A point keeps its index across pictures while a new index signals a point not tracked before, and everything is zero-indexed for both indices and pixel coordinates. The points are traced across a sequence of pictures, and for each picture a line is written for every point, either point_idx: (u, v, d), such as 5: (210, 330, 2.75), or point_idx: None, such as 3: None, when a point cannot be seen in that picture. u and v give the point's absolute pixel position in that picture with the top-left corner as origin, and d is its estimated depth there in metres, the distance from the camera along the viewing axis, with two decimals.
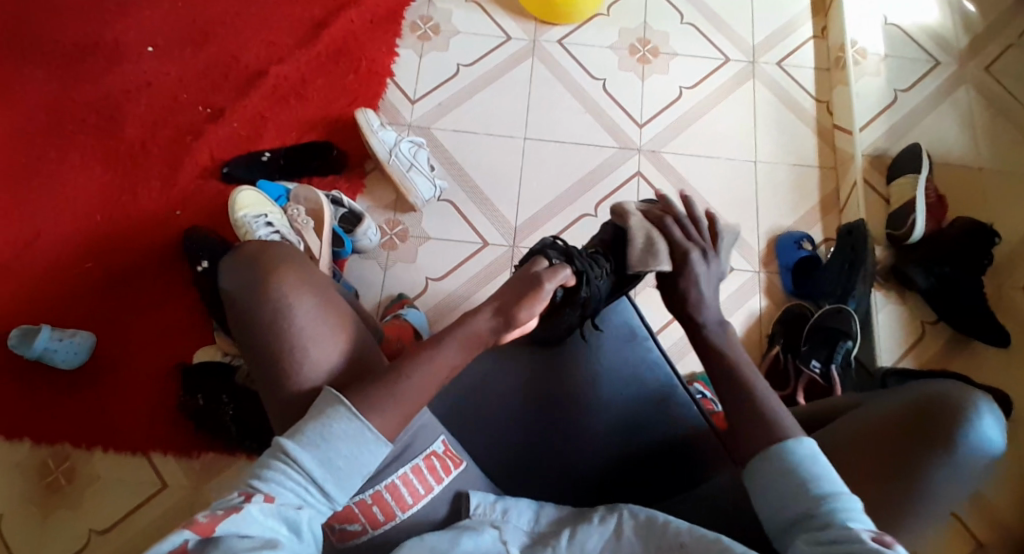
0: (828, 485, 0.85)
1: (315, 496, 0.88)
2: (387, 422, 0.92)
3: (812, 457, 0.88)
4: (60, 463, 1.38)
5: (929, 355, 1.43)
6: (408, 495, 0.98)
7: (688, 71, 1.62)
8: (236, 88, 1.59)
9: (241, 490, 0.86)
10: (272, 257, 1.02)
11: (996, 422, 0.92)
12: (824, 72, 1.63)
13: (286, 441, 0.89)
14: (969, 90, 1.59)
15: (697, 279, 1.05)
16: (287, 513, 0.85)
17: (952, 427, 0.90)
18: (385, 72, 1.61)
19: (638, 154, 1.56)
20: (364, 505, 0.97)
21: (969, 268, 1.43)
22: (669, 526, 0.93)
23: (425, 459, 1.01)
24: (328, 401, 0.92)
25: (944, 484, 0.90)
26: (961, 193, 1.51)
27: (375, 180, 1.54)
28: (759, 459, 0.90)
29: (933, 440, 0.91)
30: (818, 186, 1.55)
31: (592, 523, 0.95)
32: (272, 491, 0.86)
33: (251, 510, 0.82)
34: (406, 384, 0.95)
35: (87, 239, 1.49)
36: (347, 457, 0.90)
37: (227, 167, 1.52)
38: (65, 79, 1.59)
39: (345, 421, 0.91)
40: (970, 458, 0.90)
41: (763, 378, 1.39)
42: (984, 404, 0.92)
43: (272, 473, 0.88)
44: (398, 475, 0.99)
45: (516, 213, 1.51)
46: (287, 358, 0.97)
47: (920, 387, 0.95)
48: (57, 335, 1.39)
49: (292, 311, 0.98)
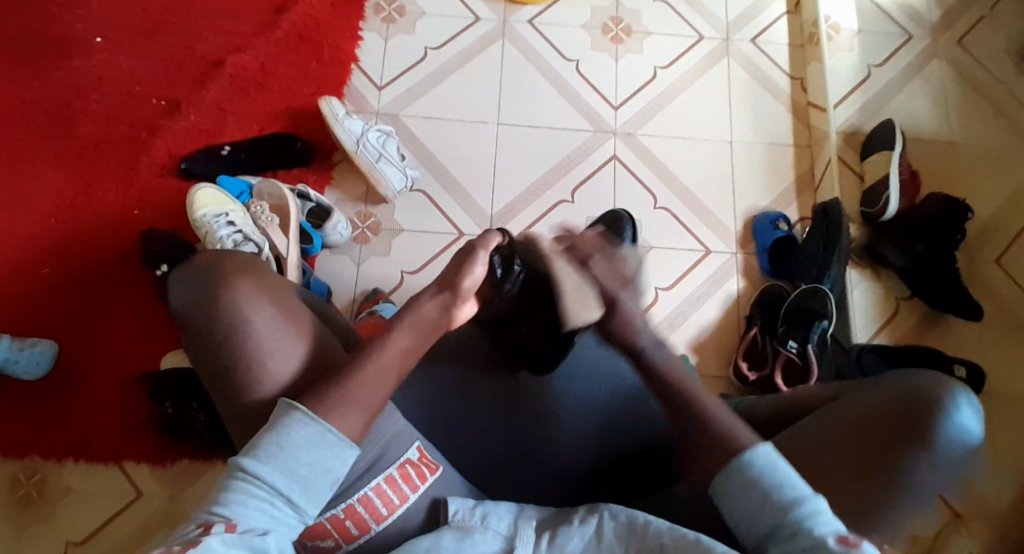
0: (791, 491, 0.85)
1: (284, 511, 0.86)
2: (351, 422, 0.91)
3: (772, 465, 0.87)
4: (31, 476, 1.33)
5: (904, 330, 1.45)
6: (381, 506, 0.96)
7: (660, 51, 1.59)
8: (193, 79, 1.52)
9: (202, 520, 0.84)
10: (227, 267, 0.99)
11: (972, 411, 0.93)
12: (798, 49, 1.61)
13: (243, 458, 0.87)
14: (941, 64, 1.58)
15: (629, 315, 1.02)
16: (252, 541, 0.82)
17: (933, 423, 0.91)
18: (350, 58, 1.55)
19: (613, 138, 1.53)
20: (336, 520, 0.95)
21: (943, 244, 1.44)
22: (649, 527, 0.90)
23: (398, 468, 0.99)
24: (283, 409, 0.90)
25: (924, 478, 0.91)
26: (934, 169, 1.52)
27: (344, 171, 1.49)
28: (720, 478, 0.89)
29: (916, 437, 0.91)
30: (794, 165, 1.54)
31: (571, 525, 0.92)
32: (235, 518, 0.84)
33: (211, 543, 0.80)
34: (371, 386, 0.93)
35: (45, 243, 1.42)
36: (310, 463, 0.88)
37: (186, 163, 1.46)
38: (10, 74, 1.50)
39: (302, 426, 0.89)
40: (950, 450, 0.91)
41: (741, 359, 1.39)
42: (960, 395, 0.92)
43: (233, 495, 0.85)
44: (371, 487, 0.97)
45: (491, 201, 1.48)
46: (247, 371, 0.94)
47: (901, 377, 0.96)
48: (18, 344, 1.34)
49: (248, 322, 0.95)
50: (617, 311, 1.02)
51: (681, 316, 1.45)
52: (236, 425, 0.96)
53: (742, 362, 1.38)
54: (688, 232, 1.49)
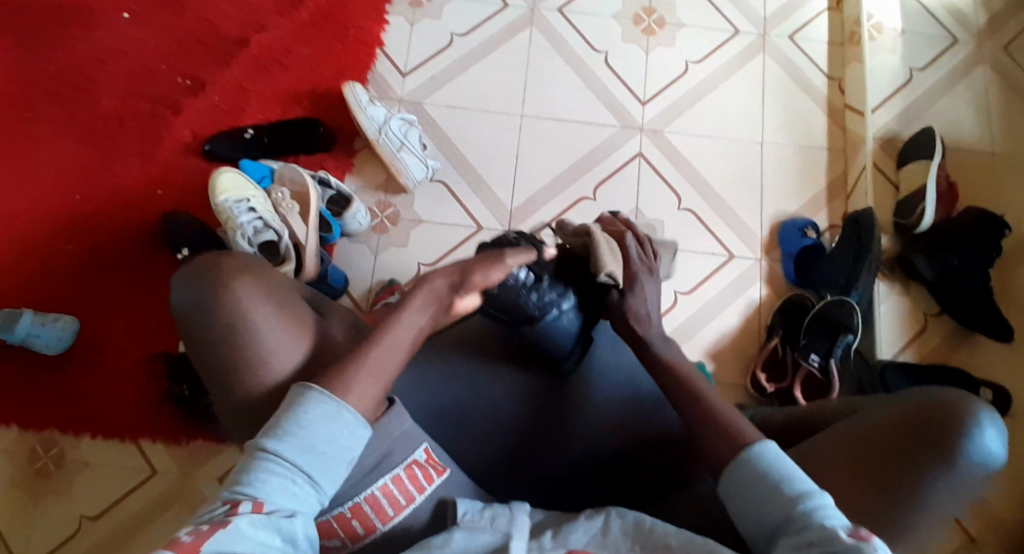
0: (798, 485, 0.83)
1: (305, 488, 0.86)
2: (361, 396, 0.91)
3: (779, 460, 0.86)
4: (49, 449, 1.36)
5: (930, 347, 1.40)
6: (388, 506, 0.94)
7: (693, 44, 1.54)
8: (216, 58, 1.51)
9: (227, 498, 0.85)
10: (225, 267, 0.98)
11: (998, 433, 0.87)
12: (838, 47, 1.55)
13: (263, 439, 0.88)
14: (987, 70, 1.51)
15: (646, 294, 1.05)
16: (279, 522, 0.83)
17: (953, 439, 0.86)
18: (374, 41, 1.53)
19: (640, 134, 1.49)
20: (341, 519, 0.93)
21: (976, 260, 1.39)
22: (656, 528, 0.89)
23: (406, 468, 0.96)
24: (299, 390, 0.91)
25: (940, 496, 0.85)
26: (972, 180, 1.45)
27: (364, 158, 1.48)
28: (728, 472, 0.87)
29: (928, 448, 0.86)
30: (827, 169, 1.49)
31: (578, 521, 0.91)
32: (261, 497, 0.84)
33: (239, 526, 0.81)
34: (385, 366, 0.94)
35: (67, 218, 1.44)
36: (329, 441, 0.89)
37: (209, 145, 1.45)
38: (38, 50, 1.51)
39: (318, 404, 0.89)
40: (968, 468, 0.85)
41: (759, 370, 1.36)
42: (985, 414, 0.87)
43: (256, 474, 0.86)
44: (378, 487, 0.94)
45: (512, 195, 1.45)
46: (247, 367, 0.93)
47: (921, 393, 0.90)
48: (39, 320, 1.36)
49: (241, 329, 0.94)
50: (633, 290, 1.05)
51: (698, 322, 1.42)
52: (241, 428, 0.96)
53: (760, 373, 1.35)
54: (711, 235, 1.45)
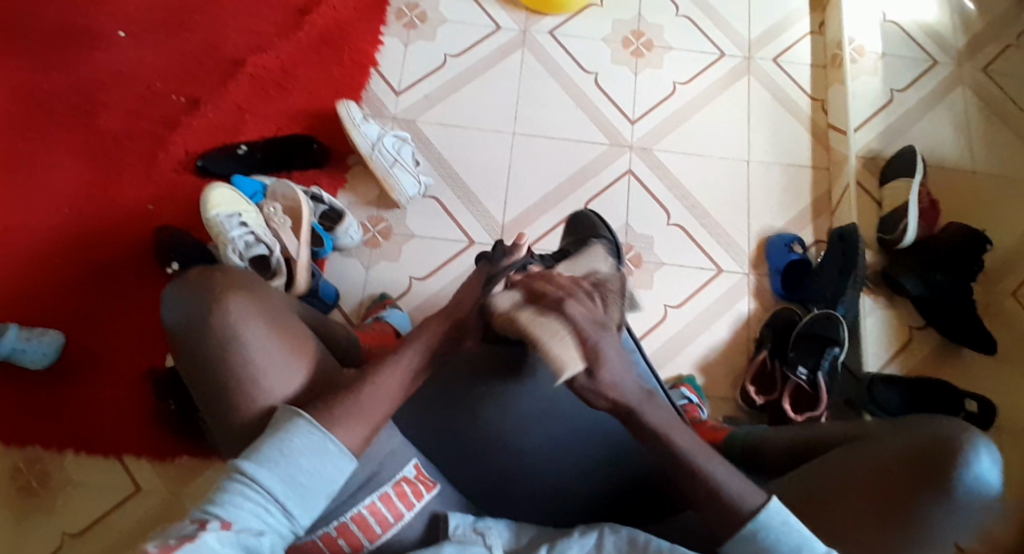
0: (812, 553, 0.86)
1: (277, 516, 0.88)
2: (351, 433, 0.92)
3: (786, 523, 0.86)
4: (33, 465, 1.34)
5: (917, 360, 1.42)
6: (376, 524, 0.96)
7: (680, 66, 1.59)
8: (213, 76, 1.54)
9: (198, 517, 0.85)
10: (218, 281, 0.99)
11: (993, 462, 0.89)
12: (820, 70, 1.60)
13: (243, 461, 0.89)
14: (965, 93, 1.56)
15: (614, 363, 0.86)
16: (246, 540, 0.84)
17: (948, 474, 0.88)
18: (370, 61, 1.56)
19: (629, 152, 1.52)
20: (327, 538, 0.94)
21: (959, 274, 1.42)
22: (649, 544, 0.89)
23: (394, 486, 0.99)
24: (286, 416, 0.92)
25: (938, 528, 0.89)
26: (953, 198, 1.49)
27: (358, 174, 1.50)
28: (734, 545, 0.87)
29: (929, 483, 0.89)
30: (811, 186, 1.52)
31: (571, 537, 0.91)
32: (231, 516, 0.85)
33: (206, 540, 0.82)
34: (376, 402, 0.94)
35: (60, 232, 1.44)
36: (309, 472, 0.90)
37: (203, 160, 1.47)
38: (35, 66, 1.52)
39: (305, 434, 0.90)
40: (964, 501, 0.88)
41: (749, 382, 1.37)
42: (980, 445, 0.89)
43: (229, 495, 0.87)
44: (365, 505, 0.97)
45: (503, 211, 1.47)
46: (240, 384, 0.95)
47: (919, 426, 0.92)
48: (25, 334, 1.35)
49: (235, 341, 0.95)
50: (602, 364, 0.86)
51: (688, 335, 1.43)
52: (236, 429, 0.96)
53: (749, 385, 1.37)
54: (700, 250, 1.48)
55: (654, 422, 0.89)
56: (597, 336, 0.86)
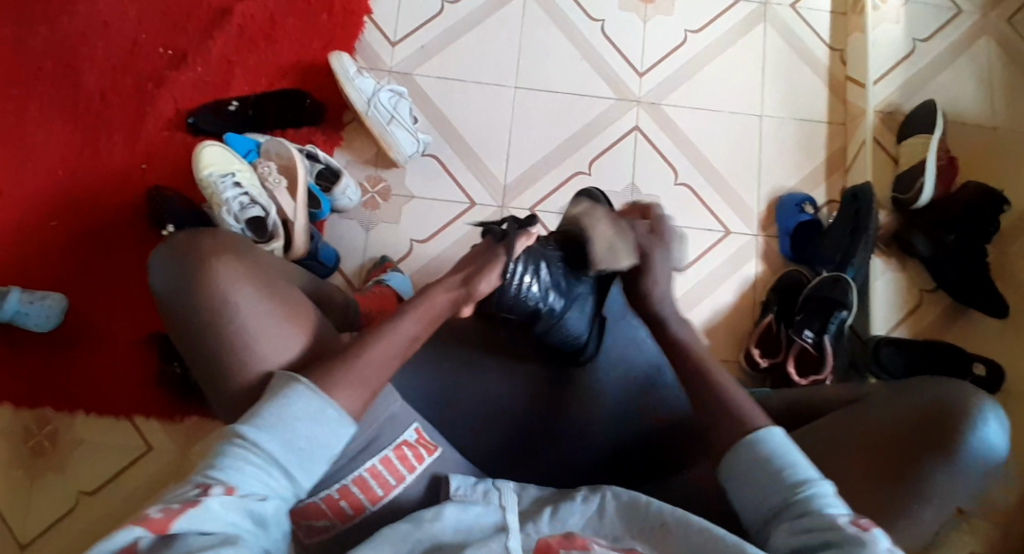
0: (802, 472, 0.81)
1: (279, 481, 0.84)
2: (352, 396, 0.88)
3: (785, 445, 0.84)
4: (44, 427, 1.34)
5: (926, 322, 1.40)
6: (377, 486, 0.93)
7: (692, 13, 1.50)
8: (200, 27, 1.46)
9: (197, 482, 0.81)
10: (208, 247, 0.96)
11: (999, 425, 0.89)
12: (840, 17, 1.52)
13: (243, 426, 0.85)
14: (990, 42, 1.48)
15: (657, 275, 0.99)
16: (251, 506, 0.81)
17: (953, 432, 0.87)
18: (363, 10, 1.48)
19: (636, 107, 1.46)
20: (330, 500, 0.92)
21: (975, 235, 1.37)
22: (652, 506, 0.86)
23: (395, 449, 0.95)
24: (285, 381, 0.88)
25: (944, 488, 0.87)
26: (973, 155, 1.43)
27: (354, 132, 1.44)
28: (732, 454, 0.85)
29: (938, 442, 0.87)
30: (826, 144, 1.46)
31: (575, 501, 0.88)
32: (233, 481, 0.81)
33: (210, 505, 0.78)
34: (379, 363, 0.91)
35: (51, 196, 1.40)
36: (310, 436, 0.86)
37: (194, 118, 1.41)
38: (16, 19, 1.46)
39: (306, 398, 0.87)
40: (970, 461, 0.87)
41: (753, 346, 1.34)
42: (988, 407, 0.89)
43: (230, 460, 0.82)
44: (366, 468, 0.93)
45: (505, 171, 1.42)
46: (236, 357, 0.92)
47: (927, 386, 0.92)
48: (27, 298, 1.32)
49: (231, 314, 0.92)
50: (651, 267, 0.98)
51: (695, 298, 1.40)
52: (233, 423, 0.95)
53: (754, 348, 1.33)
54: (709, 212, 1.43)
55: (676, 332, 0.98)
56: (654, 247, 0.98)
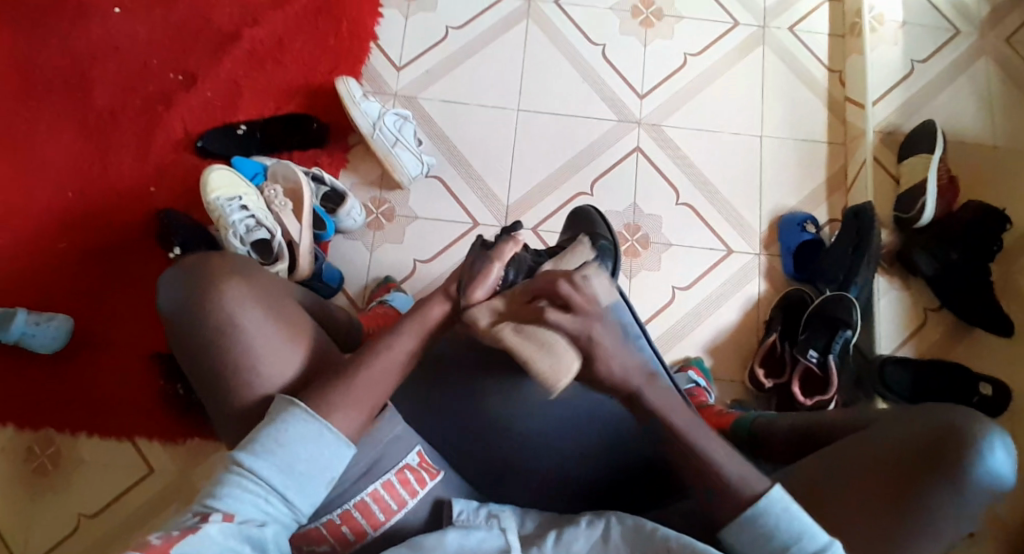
0: (812, 542, 0.83)
1: (278, 507, 0.85)
2: (347, 419, 0.89)
3: (787, 510, 0.84)
4: (46, 448, 1.34)
5: (931, 341, 1.39)
6: (379, 511, 0.92)
7: (692, 36, 1.53)
8: (210, 51, 1.49)
9: (197, 510, 0.83)
10: (213, 264, 0.97)
11: (1007, 454, 0.87)
12: (838, 39, 1.54)
13: (241, 452, 0.85)
14: (988, 63, 1.49)
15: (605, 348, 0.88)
16: (249, 532, 0.82)
17: (958, 463, 0.86)
18: (369, 35, 1.51)
19: (637, 128, 1.48)
20: (332, 525, 0.92)
21: (977, 254, 1.37)
22: (657, 532, 0.84)
23: (397, 473, 0.94)
24: (283, 406, 0.88)
25: (945, 518, 0.86)
26: (974, 174, 1.43)
27: (359, 154, 1.46)
28: (733, 526, 0.85)
29: (941, 471, 0.86)
30: (827, 163, 1.47)
31: (579, 526, 0.87)
32: (231, 508, 0.82)
33: (209, 531, 0.80)
34: (376, 385, 0.91)
35: (61, 217, 1.42)
36: (308, 460, 0.86)
37: (201, 141, 1.43)
38: (31, 44, 1.49)
39: (303, 423, 0.87)
40: (974, 492, 0.86)
41: (758, 366, 1.34)
42: (995, 436, 0.87)
43: (228, 488, 0.84)
44: (367, 493, 0.93)
45: (508, 192, 1.44)
46: (237, 372, 0.93)
47: (934, 413, 0.90)
48: (34, 319, 1.34)
49: (233, 329, 0.93)
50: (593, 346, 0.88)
51: (698, 317, 1.40)
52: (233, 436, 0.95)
53: (758, 368, 1.33)
54: (710, 231, 1.44)
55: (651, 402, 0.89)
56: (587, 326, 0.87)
